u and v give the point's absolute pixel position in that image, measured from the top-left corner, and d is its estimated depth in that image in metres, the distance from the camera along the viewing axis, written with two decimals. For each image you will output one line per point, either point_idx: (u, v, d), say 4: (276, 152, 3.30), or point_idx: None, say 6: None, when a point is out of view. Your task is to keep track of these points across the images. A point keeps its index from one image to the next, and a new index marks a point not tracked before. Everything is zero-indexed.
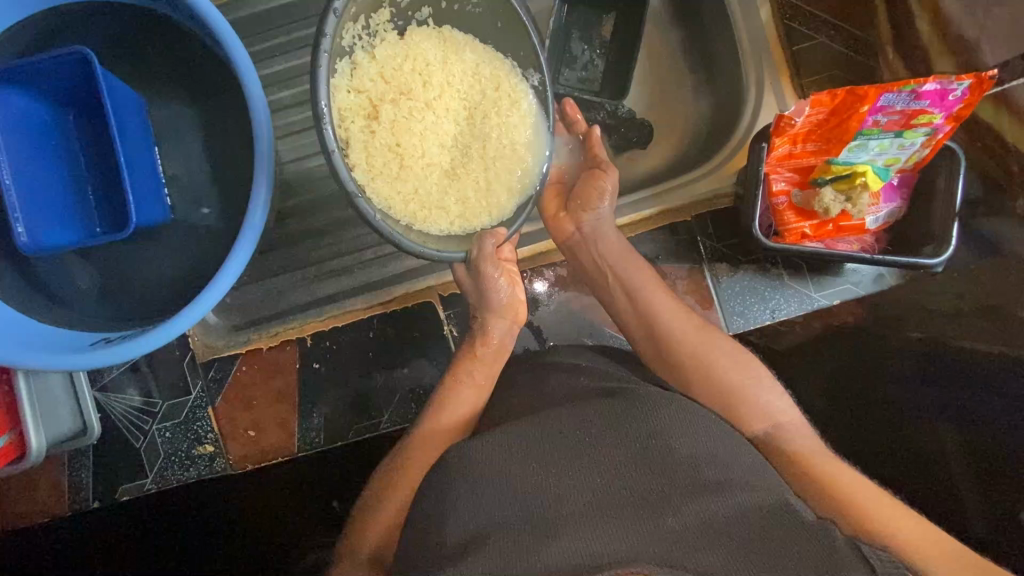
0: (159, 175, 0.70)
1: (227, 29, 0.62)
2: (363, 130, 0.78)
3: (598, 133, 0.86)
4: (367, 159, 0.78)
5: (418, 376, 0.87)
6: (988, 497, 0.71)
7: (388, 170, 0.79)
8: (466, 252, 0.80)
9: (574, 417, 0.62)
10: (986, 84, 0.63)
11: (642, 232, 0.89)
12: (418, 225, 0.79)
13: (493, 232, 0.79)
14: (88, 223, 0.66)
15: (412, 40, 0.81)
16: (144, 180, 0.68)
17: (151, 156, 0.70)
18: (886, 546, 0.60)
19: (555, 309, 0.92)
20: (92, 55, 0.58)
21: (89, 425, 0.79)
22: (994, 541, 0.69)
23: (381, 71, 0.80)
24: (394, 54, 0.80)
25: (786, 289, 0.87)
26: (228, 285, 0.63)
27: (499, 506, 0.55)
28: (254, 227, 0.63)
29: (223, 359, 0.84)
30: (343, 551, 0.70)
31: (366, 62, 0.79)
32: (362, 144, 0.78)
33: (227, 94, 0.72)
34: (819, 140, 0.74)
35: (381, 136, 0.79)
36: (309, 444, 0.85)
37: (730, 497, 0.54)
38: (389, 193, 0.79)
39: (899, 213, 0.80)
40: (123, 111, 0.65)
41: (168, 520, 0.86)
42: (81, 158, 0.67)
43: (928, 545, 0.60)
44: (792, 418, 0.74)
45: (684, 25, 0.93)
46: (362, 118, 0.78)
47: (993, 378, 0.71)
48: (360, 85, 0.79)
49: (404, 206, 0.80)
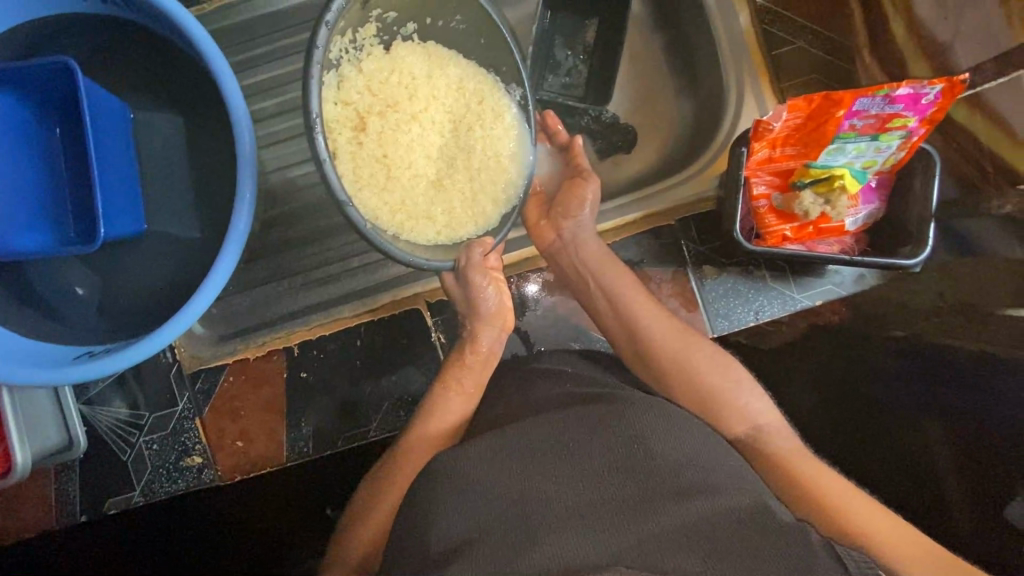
0: (136, 186, 0.72)
1: (207, 40, 0.66)
2: (351, 141, 0.82)
3: (581, 142, 0.89)
4: (355, 169, 0.81)
5: (404, 385, 0.89)
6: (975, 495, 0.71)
7: (375, 180, 0.82)
8: (454, 261, 0.82)
9: (557, 422, 0.62)
10: (958, 88, 0.63)
11: (626, 236, 0.92)
12: (406, 235, 0.82)
13: (480, 241, 0.82)
14: (61, 227, 0.67)
15: (398, 53, 0.85)
16: (123, 189, 0.70)
17: (130, 170, 0.71)
18: (857, 544, 0.60)
19: (542, 314, 0.94)
20: (75, 64, 0.61)
21: (75, 439, 0.83)
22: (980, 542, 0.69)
23: (368, 84, 0.83)
24: (380, 68, 0.83)
25: (769, 290, 0.92)
26: (214, 294, 0.67)
27: (480, 509, 0.54)
28: (239, 235, 0.67)
29: (209, 369, 0.87)
30: (336, 554, 0.73)
31: (354, 74, 0.82)
32: (350, 154, 0.81)
33: (213, 103, 0.76)
34: (797, 144, 0.75)
35: (369, 147, 0.82)
36: (298, 453, 0.87)
37: (711, 499, 0.54)
38: (377, 203, 0.82)
39: (878, 213, 0.80)
40: (105, 124, 0.67)
41: (169, 525, 0.90)
42: (60, 163, 0.68)
43: (906, 545, 0.61)
44: (772, 419, 0.75)
45: (666, 30, 0.95)
46: (349, 130, 0.82)
47: (984, 377, 0.71)
48: (348, 96, 0.82)
49: (391, 215, 0.82)
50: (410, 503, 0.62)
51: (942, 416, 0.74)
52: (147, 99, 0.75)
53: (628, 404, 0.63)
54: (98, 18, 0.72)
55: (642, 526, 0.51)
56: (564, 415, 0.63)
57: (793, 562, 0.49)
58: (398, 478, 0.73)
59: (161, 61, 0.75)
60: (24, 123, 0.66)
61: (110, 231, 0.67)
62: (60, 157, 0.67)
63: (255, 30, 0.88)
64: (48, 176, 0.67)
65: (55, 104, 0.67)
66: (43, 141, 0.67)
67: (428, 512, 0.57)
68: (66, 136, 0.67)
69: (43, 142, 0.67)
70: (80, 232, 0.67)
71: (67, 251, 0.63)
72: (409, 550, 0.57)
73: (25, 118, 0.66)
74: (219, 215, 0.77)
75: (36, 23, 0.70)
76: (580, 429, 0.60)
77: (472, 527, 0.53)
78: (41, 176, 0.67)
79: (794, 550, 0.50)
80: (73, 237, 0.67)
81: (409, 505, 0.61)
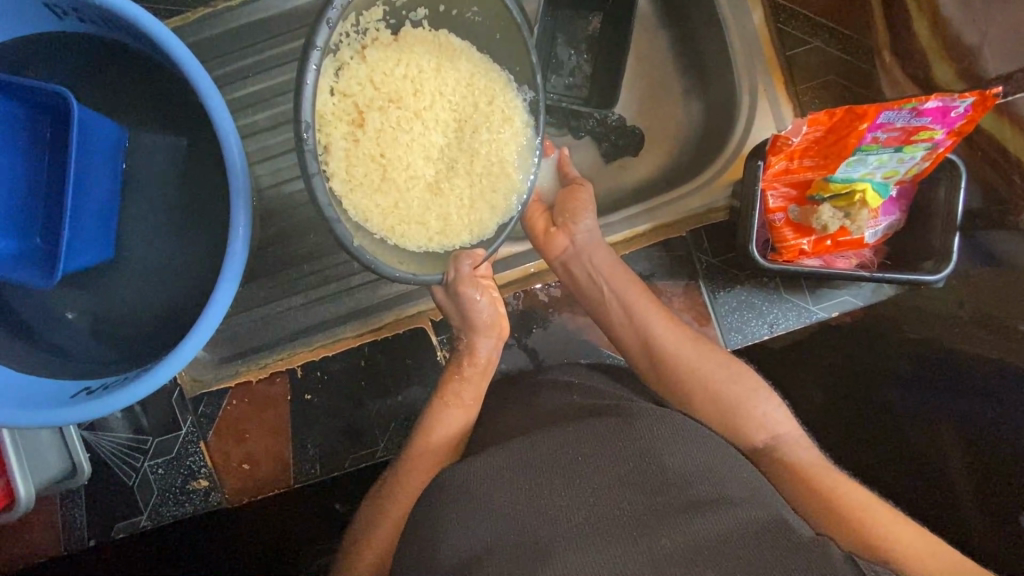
0: (105, 217, 0.69)
1: (195, 64, 0.62)
2: (346, 137, 0.77)
3: (567, 155, 0.89)
4: (348, 169, 0.76)
5: (411, 404, 0.88)
6: (983, 495, 0.69)
7: (370, 181, 0.78)
8: (442, 274, 0.78)
9: (566, 441, 0.59)
10: (990, 101, 0.60)
11: (637, 249, 0.89)
12: (395, 240, 0.79)
13: (468, 253, 0.78)
14: (27, 233, 0.63)
15: (406, 42, 0.80)
16: (90, 219, 0.66)
17: (109, 206, 0.69)
18: (884, 561, 0.58)
19: (551, 330, 0.92)
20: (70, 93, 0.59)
21: (79, 466, 0.81)
22: (990, 544, 0.68)
23: (370, 75, 0.78)
24: (385, 57, 0.78)
25: (784, 303, 0.89)
26: (212, 327, 0.64)
27: (489, 532, 0.52)
28: (235, 265, 0.64)
29: (213, 393, 0.86)
30: (343, 566, 0.72)
31: (357, 62, 0.77)
32: (344, 151, 0.76)
33: (198, 113, 0.72)
34: (817, 156, 0.73)
35: (365, 145, 0.78)
36: (305, 474, 0.87)
37: (725, 512, 0.52)
38: (368, 205, 0.78)
39: (898, 225, 0.79)
40: (89, 147, 0.64)
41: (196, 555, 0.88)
42: (43, 167, 0.63)
43: (911, 544, 0.59)
44: (789, 428, 0.73)
45: (674, 27, 0.91)
46: (346, 125, 0.77)
47: (988, 383, 0.71)
48: (347, 88, 0.76)
49: (382, 218, 0.79)
50: (415, 522, 0.60)
51: (952, 416, 0.73)
52: (136, 107, 0.72)
53: (635, 416, 0.61)
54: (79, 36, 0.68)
55: (655, 542, 0.49)
56: (573, 429, 0.60)
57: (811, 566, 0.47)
58: (406, 490, 0.72)
59: (145, 71, 0.71)
60: (15, 122, 0.61)
61: (69, 265, 0.63)
62: (38, 162, 0.63)
63: (245, 38, 0.84)
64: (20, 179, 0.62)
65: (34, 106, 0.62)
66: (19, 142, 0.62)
67: (433, 529, 0.55)
68: (54, 138, 0.63)
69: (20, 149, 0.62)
70: (46, 238, 0.63)
71: (20, 281, 0.61)
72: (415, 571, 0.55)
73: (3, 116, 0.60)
74: (214, 236, 0.74)
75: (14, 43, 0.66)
76: (591, 449, 0.57)
77: (485, 548, 0.51)
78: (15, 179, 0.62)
79: (811, 557, 0.48)
80: (41, 244, 0.63)
81: (414, 523, 0.59)
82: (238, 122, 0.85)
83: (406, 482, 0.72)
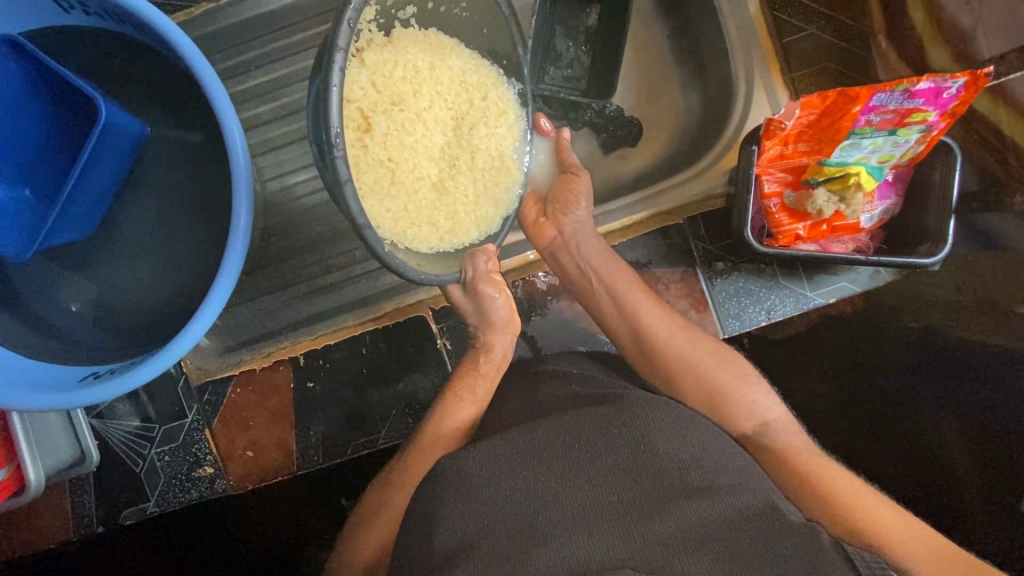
0: (103, 204, 0.72)
1: (205, 66, 0.62)
2: (354, 144, 0.77)
3: (566, 135, 0.88)
4: (358, 175, 0.77)
5: (412, 392, 0.90)
6: (989, 483, 0.70)
7: (378, 186, 0.78)
8: (460, 273, 0.79)
9: (564, 426, 0.59)
10: (982, 81, 0.61)
11: (632, 236, 0.90)
12: (407, 243, 0.79)
13: (483, 250, 0.80)
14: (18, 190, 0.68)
15: (399, 43, 0.80)
16: (86, 206, 0.69)
17: (107, 195, 0.72)
18: (867, 544, 0.58)
19: (548, 318, 0.93)
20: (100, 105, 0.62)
21: (88, 453, 0.84)
22: (993, 530, 0.68)
23: (371, 78, 0.78)
24: (383, 60, 0.78)
25: (780, 289, 0.89)
26: (212, 317, 0.65)
27: (483, 515, 0.53)
28: (235, 258, 0.64)
29: (218, 381, 0.88)
30: (343, 554, 0.73)
31: (356, 66, 0.76)
32: (353, 158, 0.77)
33: (201, 107, 0.73)
34: (811, 140, 0.74)
35: (373, 150, 0.78)
36: (309, 462, 0.88)
37: (718, 500, 0.52)
38: (378, 210, 0.78)
39: (894, 209, 0.80)
40: (110, 146, 0.67)
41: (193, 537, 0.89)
42: (53, 153, 0.68)
43: (904, 538, 0.59)
44: (780, 416, 0.73)
45: (671, 19, 0.92)
46: (353, 131, 0.77)
47: (991, 369, 0.72)
48: (350, 93, 0.76)
49: (394, 222, 0.79)
50: (413, 509, 0.60)
51: (954, 404, 0.73)
52: (144, 102, 0.73)
53: (631, 403, 0.61)
54: (102, 33, 0.70)
55: (648, 527, 0.49)
56: (568, 416, 0.60)
57: (804, 557, 0.47)
58: (406, 480, 0.73)
59: (150, 66, 0.72)
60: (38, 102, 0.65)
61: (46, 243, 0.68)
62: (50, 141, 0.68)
63: (247, 31, 0.86)
64: (21, 141, 0.67)
65: (65, 91, 0.65)
66: (27, 114, 0.65)
67: (431, 513, 0.56)
68: (77, 128, 0.67)
69: (27, 120, 0.66)
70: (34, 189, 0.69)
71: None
72: (415, 554, 0.56)
73: (16, 87, 0.64)
74: (216, 228, 0.75)
75: (37, 35, 0.69)
76: (586, 435, 0.57)
77: (480, 533, 0.51)
78: (20, 138, 0.66)
79: (805, 547, 0.48)
80: (27, 196, 0.69)
81: (413, 510, 0.60)
82: (240, 114, 0.86)
83: (405, 472, 0.73)
